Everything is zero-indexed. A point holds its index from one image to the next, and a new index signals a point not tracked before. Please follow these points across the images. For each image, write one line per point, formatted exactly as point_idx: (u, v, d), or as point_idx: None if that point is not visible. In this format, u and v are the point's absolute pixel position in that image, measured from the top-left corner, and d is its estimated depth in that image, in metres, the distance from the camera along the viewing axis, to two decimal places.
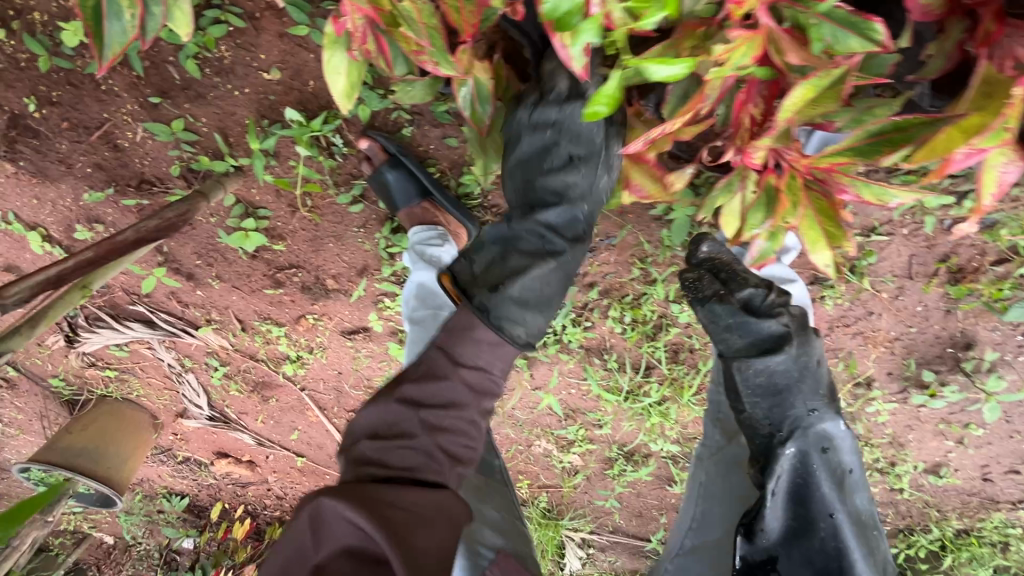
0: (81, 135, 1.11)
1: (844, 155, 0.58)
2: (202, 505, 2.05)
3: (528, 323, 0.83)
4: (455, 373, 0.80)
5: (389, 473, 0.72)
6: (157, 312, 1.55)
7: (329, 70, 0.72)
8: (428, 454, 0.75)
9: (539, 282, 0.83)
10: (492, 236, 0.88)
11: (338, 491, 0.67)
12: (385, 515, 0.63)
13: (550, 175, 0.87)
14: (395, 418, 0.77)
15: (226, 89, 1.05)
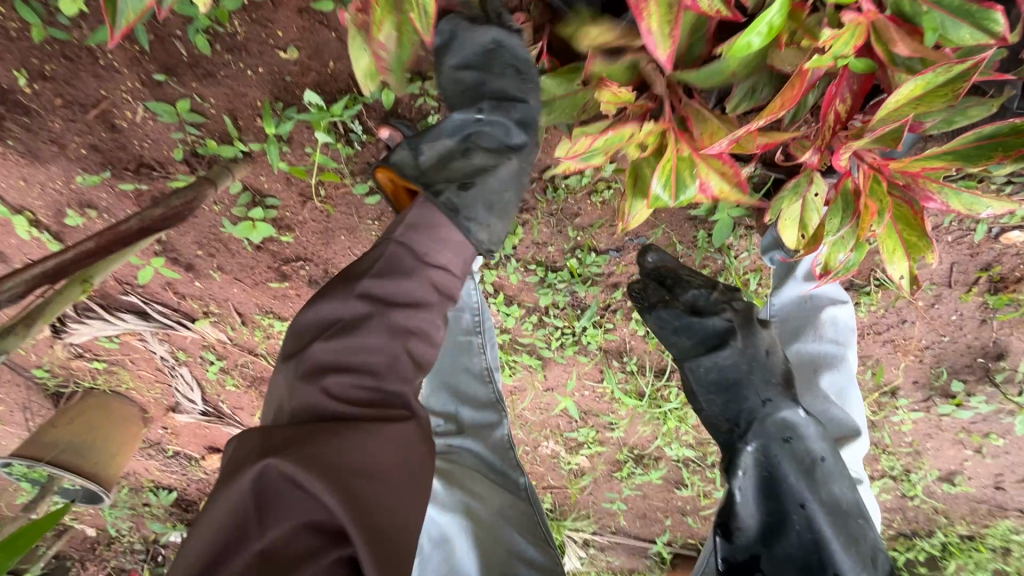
0: (76, 113, 1.02)
1: (943, 159, 0.60)
2: (190, 500, 1.97)
3: (489, 226, 0.87)
4: (409, 271, 0.75)
5: (349, 376, 0.67)
6: (151, 303, 1.47)
7: (352, 51, 0.75)
8: (393, 356, 0.70)
9: (501, 188, 0.88)
10: (453, 139, 0.89)
11: (287, 450, 0.58)
12: (343, 482, 0.57)
13: (501, 83, 0.85)
14: (353, 314, 0.71)
15: (237, 68, 0.97)
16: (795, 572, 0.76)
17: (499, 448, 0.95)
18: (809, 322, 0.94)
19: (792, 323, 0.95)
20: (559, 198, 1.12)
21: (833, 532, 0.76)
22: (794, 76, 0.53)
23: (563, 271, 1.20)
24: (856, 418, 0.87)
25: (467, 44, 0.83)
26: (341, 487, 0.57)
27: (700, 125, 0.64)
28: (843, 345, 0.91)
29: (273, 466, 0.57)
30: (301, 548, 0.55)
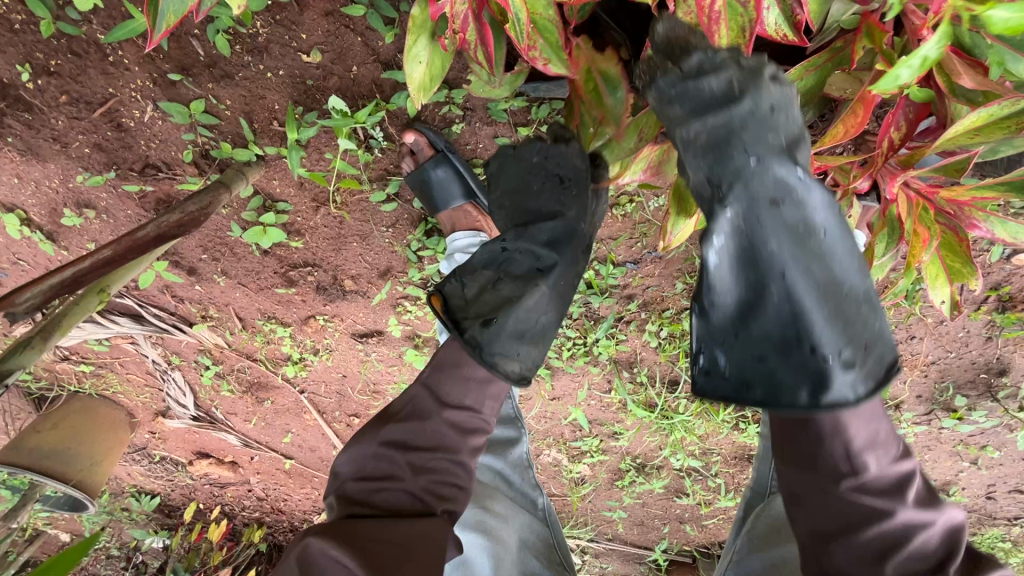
0: (81, 111, 0.98)
1: (996, 189, 0.61)
2: (173, 505, 1.91)
3: (521, 357, 0.77)
4: (422, 427, 0.76)
5: (377, 511, 0.71)
6: (146, 306, 1.42)
7: (408, 54, 0.69)
8: (415, 495, 0.72)
9: (541, 312, 0.77)
10: (489, 258, 0.81)
11: (324, 531, 0.65)
12: (369, 546, 0.63)
13: (543, 198, 0.82)
14: (383, 461, 0.74)
15: (257, 70, 0.94)
16: (766, 353, 0.54)
17: (517, 466, 0.93)
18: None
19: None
20: None
21: (819, 315, 0.51)
22: (857, 103, 0.55)
23: (579, 282, 1.19)
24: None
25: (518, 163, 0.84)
26: (369, 551, 0.62)
27: None
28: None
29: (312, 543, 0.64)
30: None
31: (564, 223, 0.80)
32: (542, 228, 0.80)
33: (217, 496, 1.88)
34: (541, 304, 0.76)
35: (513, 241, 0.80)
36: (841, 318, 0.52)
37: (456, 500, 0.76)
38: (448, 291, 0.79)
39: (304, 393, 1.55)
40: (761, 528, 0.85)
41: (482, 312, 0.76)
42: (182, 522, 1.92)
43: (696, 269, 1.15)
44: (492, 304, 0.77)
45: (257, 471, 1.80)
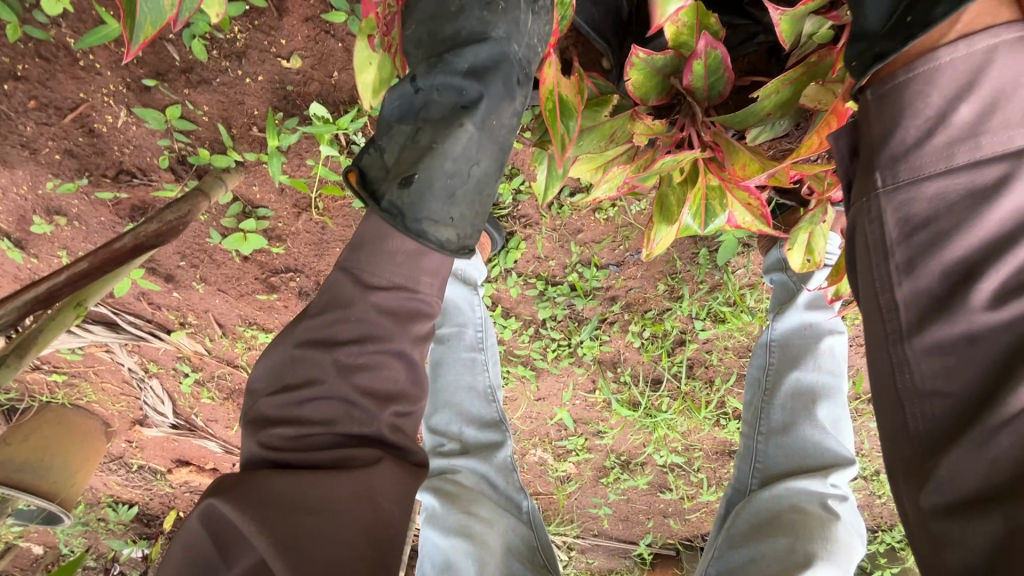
0: (51, 117, 0.95)
1: None
2: (153, 514, 1.87)
3: (457, 221, 0.68)
4: (342, 321, 0.67)
5: (300, 429, 0.64)
6: (121, 314, 1.38)
7: (358, 66, 0.76)
8: (343, 399, 0.65)
9: (471, 162, 0.67)
10: (401, 102, 0.67)
11: (231, 488, 0.62)
12: (277, 523, 0.59)
13: (464, 18, 0.66)
14: (302, 360, 0.66)
15: (236, 75, 0.93)
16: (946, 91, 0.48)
17: (503, 469, 0.94)
18: (809, 349, 0.97)
19: (793, 348, 0.99)
20: (562, 215, 1.13)
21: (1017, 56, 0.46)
22: (832, 115, 0.57)
23: (563, 285, 1.20)
24: (849, 448, 0.91)
25: None
26: (278, 529, 0.58)
27: (731, 156, 0.65)
28: (838, 374, 0.96)
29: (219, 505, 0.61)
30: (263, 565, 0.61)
31: (491, 51, 0.66)
32: (462, 54, 0.65)
33: None
34: (471, 160, 0.66)
35: (426, 76, 0.66)
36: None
37: (401, 399, 0.68)
38: (367, 161, 0.67)
39: None
40: (740, 528, 0.88)
41: (400, 167, 0.66)
42: (162, 530, 1.89)
43: (678, 270, 1.18)
44: (414, 159, 0.65)
45: None
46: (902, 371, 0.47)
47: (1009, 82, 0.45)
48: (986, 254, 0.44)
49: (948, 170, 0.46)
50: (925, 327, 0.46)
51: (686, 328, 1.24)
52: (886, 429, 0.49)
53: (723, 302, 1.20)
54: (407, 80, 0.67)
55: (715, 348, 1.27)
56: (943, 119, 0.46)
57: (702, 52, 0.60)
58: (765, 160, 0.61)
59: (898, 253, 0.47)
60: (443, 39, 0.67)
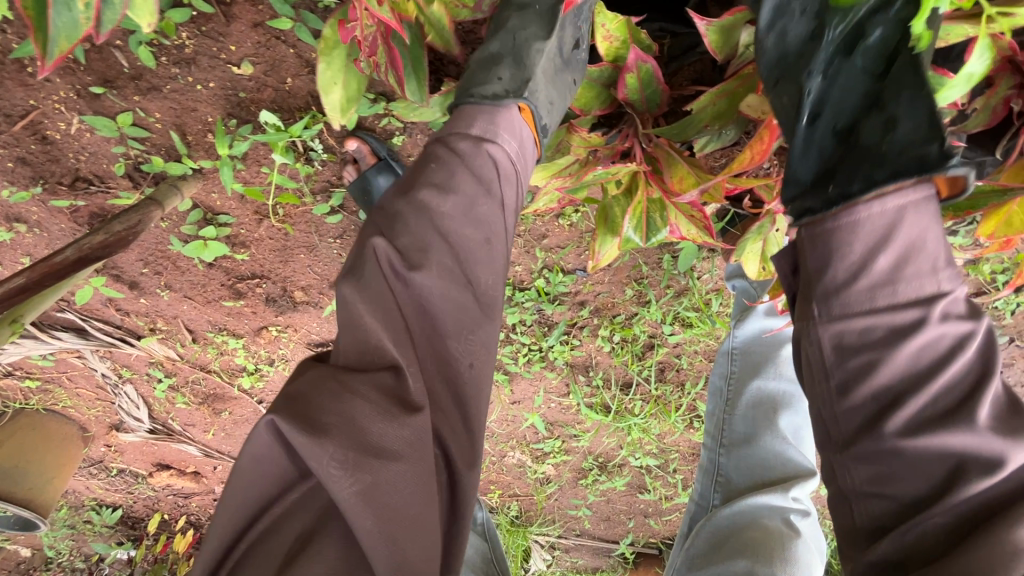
0: (2, 125, 0.93)
1: None
2: (137, 516, 1.85)
3: (505, 80, 0.67)
4: (416, 223, 0.58)
5: (399, 266, 0.56)
6: (90, 320, 1.36)
7: (322, 85, 0.65)
8: (433, 244, 0.58)
9: (518, 34, 0.69)
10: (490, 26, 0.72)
11: (299, 411, 0.49)
12: (355, 465, 0.48)
13: None
14: (398, 216, 0.59)
15: (186, 82, 0.91)
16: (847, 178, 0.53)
17: None
18: (769, 358, 0.98)
19: (754, 356, 0.99)
20: (526, 220, 1.11)
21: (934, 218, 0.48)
22: (764, 130, 0.59)
23: (530, 290, 1.20)
24: (810, 459, 0.92)
25: None
26: (353, 423, 0.49)
27: (670, 168, 0.66)
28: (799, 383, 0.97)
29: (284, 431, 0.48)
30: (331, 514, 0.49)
31: None
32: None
33: (182, 506, 1.83)
34: (536, 40, 0.68)
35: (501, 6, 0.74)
36: (939, 246, 0.46)
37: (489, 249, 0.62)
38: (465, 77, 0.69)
39: (262, 403, 1.52)
40: (700, 548, 0.87)
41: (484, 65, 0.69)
42: (147, 533, 1.87)
43: (644, 275, 1.17)
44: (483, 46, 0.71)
45: (221, 481, 1.76)
46: (843, 475, 0.49)
47: (922, 232, 0.46)
48: (906, 388, 0.46)
49: (875, 318, 0.46)
50: (858, 443, 0.48)
51: (655, 333, 1.24)
52: (834, 521, 0.52)
53: (689, 307, 1.19)
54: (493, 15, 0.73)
55: (685, 352, 1.27)
56: (868, 267, 0.46)
57: (633, 66, 0.62)
58: (700, 175, 0.63)
59: (834, 378, 0.48)
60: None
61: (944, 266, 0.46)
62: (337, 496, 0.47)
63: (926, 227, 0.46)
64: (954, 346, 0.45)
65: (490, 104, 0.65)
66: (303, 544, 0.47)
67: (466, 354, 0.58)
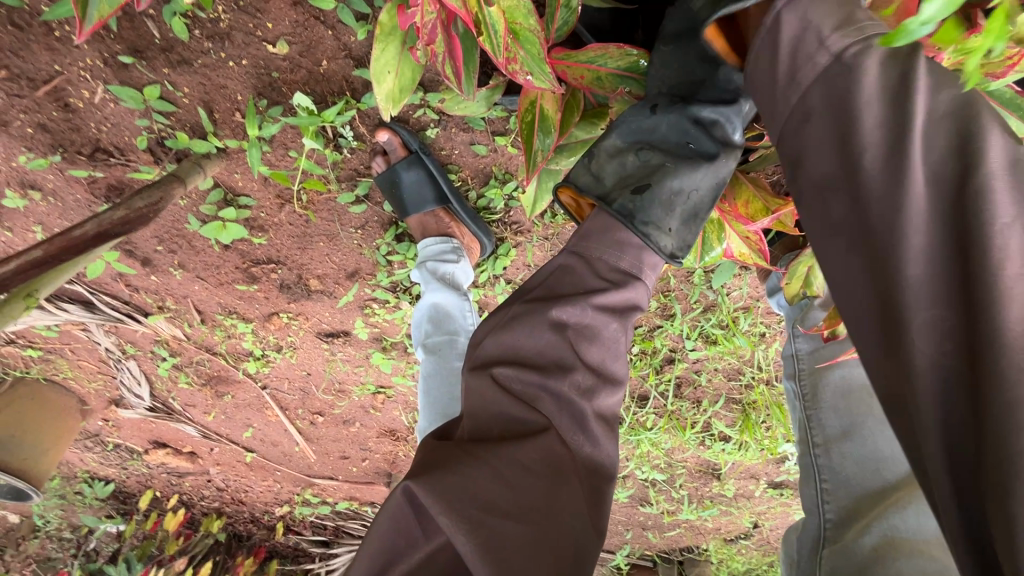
0: (23, 88, 0.90)
1: None
2: (129, 491, 1.82)
3: (675, 232, 0.61)
4: (553, 321, 0.57)
5: (538, 377, 0.54)
6: (98, 294, 1.32)
7: (375, 74, 0.61)
8: (565, 357, 0.56)
9: (691, 188, 0.60)
10: (632, 122, 0.62)
11: (430, 470, 0.49)
12: (479, 526, 0.45)
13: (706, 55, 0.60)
14: (527, 332, 0.57)
15: (218, 58, 0.89)
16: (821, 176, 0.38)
17: None
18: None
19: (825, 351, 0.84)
20: (555, 224, 1.04)
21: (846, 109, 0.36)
22: None
23: None
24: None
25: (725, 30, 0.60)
26: (479, 531, 0.45)
27: (733, 189, 0.64)
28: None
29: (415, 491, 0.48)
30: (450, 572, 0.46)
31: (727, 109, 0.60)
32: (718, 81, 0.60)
33: (175, 485, 1.81)
34: (706, 197, 0.61)
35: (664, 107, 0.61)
36: (822, 21, 0.39)
37: (605, 376, 0.58)
38: (577, 176, 0.62)
39: (266, 389, 1.50)
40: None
41: (627, 179, 0.61)
42: (138, 509, 1.84)
43: (671, 288, 1.14)
44: (646, 172, 0.60)
45: (216, 463, 1.73)
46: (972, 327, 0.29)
47: (818, 102, 0.38)
48: (924, 251, 0.31)
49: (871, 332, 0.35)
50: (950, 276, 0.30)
51: (675, 347, 1.21)
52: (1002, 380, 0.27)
53: (715, 324, 1.16)
54: (643, 103, 0.63)
55: (705, 368, 1.24)
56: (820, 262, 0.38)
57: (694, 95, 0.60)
58: (766, 198, 0.62)
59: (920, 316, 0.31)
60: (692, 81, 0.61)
61: (838, 31, 0.39)
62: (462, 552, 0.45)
63: (817, 97, 0.38)
64: (898, 155, 0.33)
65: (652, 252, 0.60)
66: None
67: (587, 441, 0.54)
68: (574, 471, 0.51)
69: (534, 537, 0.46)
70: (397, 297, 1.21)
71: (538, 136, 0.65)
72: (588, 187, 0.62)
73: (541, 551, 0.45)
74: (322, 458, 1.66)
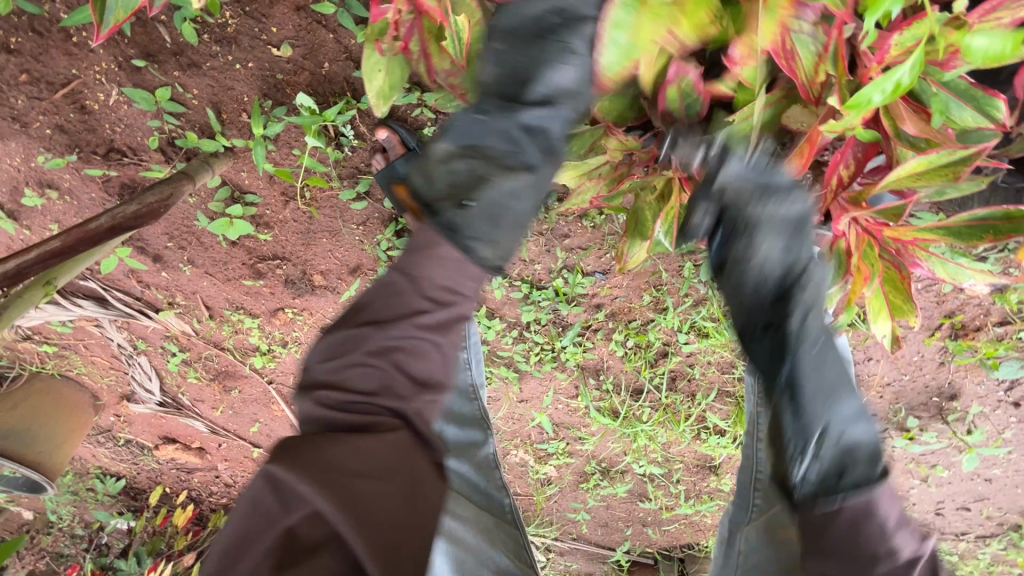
0: (43, 91, 0.95)
1: (936, 233, 0.56)
2: (139, 487, 1.86)
3: (496, 242, 0.68)
4: (386, 333, 0.66)
5: (348, 395, 0.64)
6: (111, 290, 1.37)
7: (367, 74, 0.73)
8: (387, 374, 0.65)
9: (509, 198, 0.67)
10: (461, 127, 0.68)
11: (286, 453, 0.58)
12: (336, 485, 0.55)
13: (538, 59, 0.63)
14: (353, 345, 0.66)
15: (225, 60, 0.94)
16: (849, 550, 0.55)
17: (484, 466, 0.87)
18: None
19: None
20: (549, 219, 1.10)
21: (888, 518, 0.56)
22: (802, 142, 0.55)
23: (548, 289, 1.18)
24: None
25: (554, 42, 0.63)
26: (335, 491, 0.55)
27: (704, 175, 0.67)
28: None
29: (272, 472, 0.57)
30: (314, 540, 0.54)
31: (549, 110, 0.65)
32: (543, 79, 0.64)
33: (184, 481, 1.84)
34: (524, 205, 0.68)
35: (496, 117, 0.65)
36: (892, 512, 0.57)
37: (435, 383, 0.68)
38: (415, 181, 0.70)
39: (272, 384, 1.54)
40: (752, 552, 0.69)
41: (455, 189, 0.67)
42: (148, 504, 1.88)
43: (663, 282, 1.17)
44: (467, 185, 0.67)
45: (224, 457, 1.77)
46: None
47: (860, 512, 0.56)
48: None
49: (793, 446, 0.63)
50: None
51: (669, 340, 1.23)
52: None
53: (706, 317, 1.19)
54: (473, 108, 0.67)
55: (698, 362, 1.26)
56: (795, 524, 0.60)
57: (674, 78, 0.59)
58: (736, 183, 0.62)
59: None
60: (517, 78, 0.64)
61: (900, 528, 0.57)
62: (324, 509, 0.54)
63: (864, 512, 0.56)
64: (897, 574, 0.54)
65: (473, 262, 0.68)
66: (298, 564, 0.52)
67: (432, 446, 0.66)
68: (414, 445, 0.63)
69: (382, 481, 0.58)
70: None
71: (534, 122, 0.63)
72: (421, 195, 0.69)
73: (384, 488, 0.58)
74: None
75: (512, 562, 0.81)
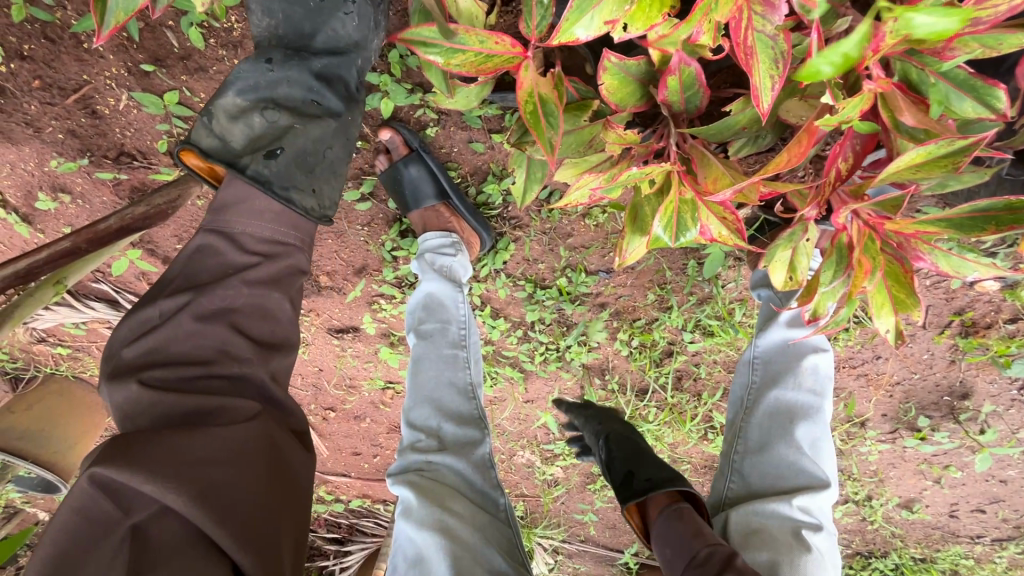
0: (54, 97, 0.97)
1: (937, 225, 0.55)
2: None
3: (319, 192, 0.84)
4: (206, 299, 0.72)
5: (176, 372, 0.68)
6: (123, 292, 1.40)
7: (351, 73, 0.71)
8: (221, 341, 0.71)
9: (327, 148, 0.84)
10: (251, 80, 0.81)
11: (112, 457, 0.59)
12: (186, 478, 0.59)
13: (319, 24, 0.83)
14: (161, 335, 0.70)
15: (231, 64, 0.95)
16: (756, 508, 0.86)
17: (481, 466, 0.88)
18: (789, 368, 0.94)
19: (774, 367, 0.96)
20: (552, 218, 1.10)
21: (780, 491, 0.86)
22: (803, 132, 0.51)
23: (552, 289, 1.18)
24: (828, 471, 0.87)
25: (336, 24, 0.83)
26: (190, 485, 0.59)
27: (704, 169, 0.61)
28: (821, 395, 0.92)
29: (101, 475, 0.58)
30: (163, 535, 0.58)
31: (339, 59, 0.84)
32: (323, 35, 0.83)
33: None
34: (340, 156, 0.86)
35: (281, 65, 0.81)
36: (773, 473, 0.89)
37: (283, 348, 0.77)
38: (199, 138, 0.79)
39: None
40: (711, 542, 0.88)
41: (256, 140, 0.80)
42: None
43: (667, 280, 1.16)
44: (273, 134, 0.81)
45: None
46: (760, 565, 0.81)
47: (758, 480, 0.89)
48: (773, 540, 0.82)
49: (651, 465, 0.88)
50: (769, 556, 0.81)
51: (674, 340, 1.23)
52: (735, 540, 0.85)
53: (711, 315, 1.18)
54: (260, 59, 0.82)
55: (704, 361, 1.25)
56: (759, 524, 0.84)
57: (676, 68, 0.57)
58: (736, 174, 0.58)
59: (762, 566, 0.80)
60: (302, 36, 0.83)
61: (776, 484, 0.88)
62: (174, 506, 0.58)
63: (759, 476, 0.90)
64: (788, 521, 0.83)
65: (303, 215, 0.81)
66: (146, 565, 0.57)
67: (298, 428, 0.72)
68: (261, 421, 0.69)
69: (238, 469, 0.63)
70: (402, 293, 1.26)
71: (544, 121, 0.60)
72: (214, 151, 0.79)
73: (243, 468, 0.64)
74: (333, 455, 1.66)
75: (507, 563, 0.80)
